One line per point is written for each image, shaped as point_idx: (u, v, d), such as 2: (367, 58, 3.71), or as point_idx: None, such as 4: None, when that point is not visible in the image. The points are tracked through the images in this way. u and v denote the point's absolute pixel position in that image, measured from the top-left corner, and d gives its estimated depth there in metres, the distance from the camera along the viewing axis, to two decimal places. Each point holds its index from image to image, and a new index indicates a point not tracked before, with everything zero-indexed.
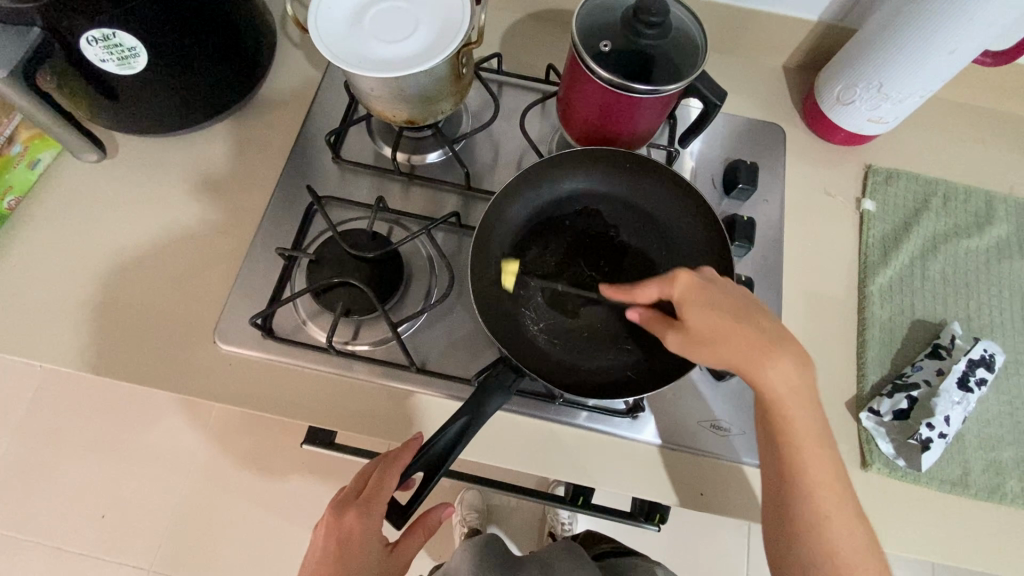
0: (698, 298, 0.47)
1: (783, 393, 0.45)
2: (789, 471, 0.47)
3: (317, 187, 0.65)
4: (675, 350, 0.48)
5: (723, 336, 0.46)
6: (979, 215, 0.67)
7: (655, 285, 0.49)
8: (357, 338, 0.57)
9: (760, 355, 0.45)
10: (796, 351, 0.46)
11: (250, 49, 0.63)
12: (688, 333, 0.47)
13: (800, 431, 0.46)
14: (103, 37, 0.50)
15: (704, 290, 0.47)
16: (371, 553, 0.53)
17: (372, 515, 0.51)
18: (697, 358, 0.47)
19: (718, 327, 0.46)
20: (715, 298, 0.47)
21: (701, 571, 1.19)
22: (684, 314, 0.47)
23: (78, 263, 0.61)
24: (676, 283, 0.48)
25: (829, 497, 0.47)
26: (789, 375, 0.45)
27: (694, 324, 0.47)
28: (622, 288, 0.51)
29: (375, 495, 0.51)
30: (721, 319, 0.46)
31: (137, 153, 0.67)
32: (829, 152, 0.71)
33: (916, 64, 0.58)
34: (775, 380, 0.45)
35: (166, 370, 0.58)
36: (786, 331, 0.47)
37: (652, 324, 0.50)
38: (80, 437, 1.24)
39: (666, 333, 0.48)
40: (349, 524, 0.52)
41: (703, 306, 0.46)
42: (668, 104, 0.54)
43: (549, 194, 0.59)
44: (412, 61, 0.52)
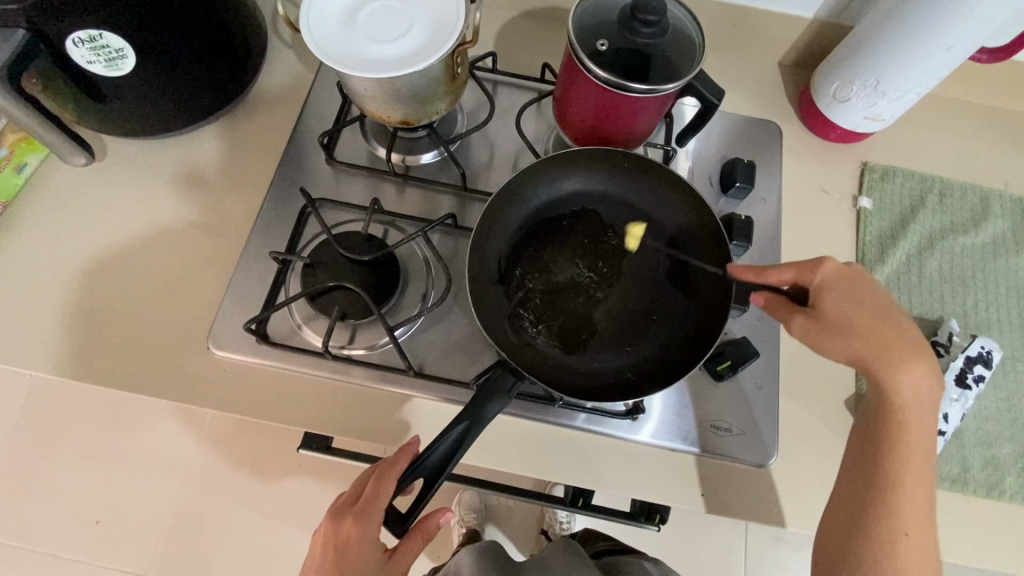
0: (839, 288, 0.48)
1: (907, 400, 0.46)
2: (885, 489, 0.47)
3: (311, 189, 0.64)
4: (799, 334, 0.48)
5: (859, 327, 0.46)
6: (976, 212, 0.67)
7: (795, 267, 0.49)
8: (354, 341, 0.57)
9: (889, 355, 0.45)
10: (928, 357, 0.47)
11: (240, 49, 0.62)
12: (822, 317, 0.47)
13: (914, 447, 0.47)
14: (90, 38, 0.49)
15: (849, 281, 0.48)
16: (370, 559, 0.52)
17: (369, 521, 0.50)
18: (826, 348, 0.47)
19: (853, 317, 0.46)
20: (859, 292, 0.47)
21: (700, 568, 1.20)
22: (819, 301, 0.48)
23: (66, 269, 0.60)
24: (820, 269, 0.48)
25: (915, 514, 0.47)
26: (919, 381, 0.46)
27: (828, 312, 0.47)
28: (752, 267, 0.51)
29: (372, 502, 0.50)
30: (857, 311, 0.46)
31: (127, 156, 0.65)
32: (825, 150, 0.71)
33: (914, 61, 0.58)
34: (905, 384, 0.46)
35: (159, 376, 0.57)
36: (922, 340, 0.47)
37: (775, 308, 0.50)
38: (72, 443, 1.22)
39: (792, 316, 0.48)
40: (346, 531, 0.51)
41: (844, 296, 0.47)
42: (666, 103, 0.54)
43: (547, 194, 0.59)
44: (407, 62, 0.51)
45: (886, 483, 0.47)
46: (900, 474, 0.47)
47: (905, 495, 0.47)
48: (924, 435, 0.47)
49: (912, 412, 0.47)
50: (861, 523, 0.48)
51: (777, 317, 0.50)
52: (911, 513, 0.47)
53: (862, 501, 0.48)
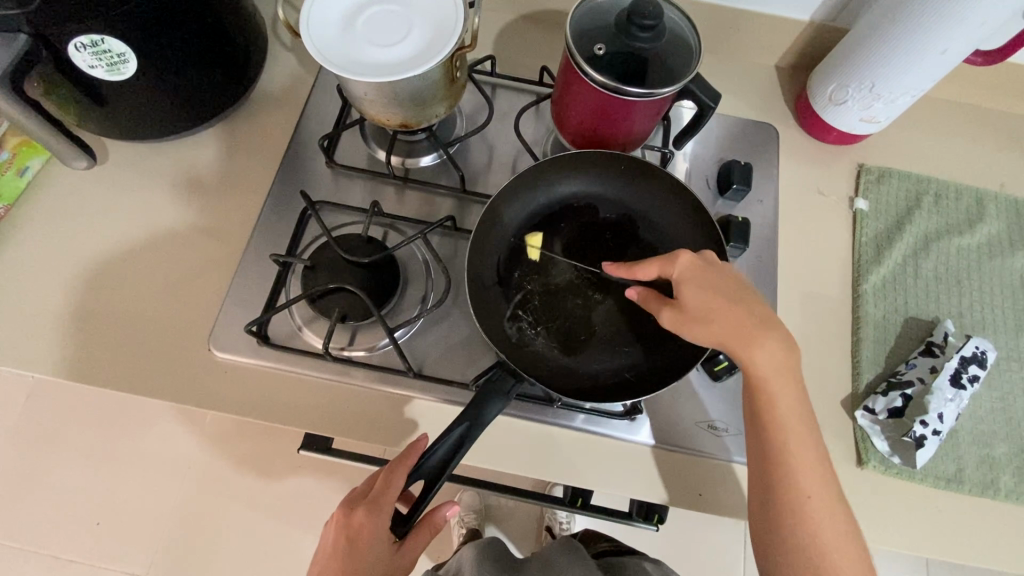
0: (697, 277, 0.50)
1: (767, 371, 0.47)
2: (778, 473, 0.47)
3: (311, 191, 0.64)
4: (668, 326, 0.50)
5: (718, 313, 0.48)
6: (970, 213, 0.67)
7: (657, 262, 0.51)
8: (354, 343, 0.57)
9: (746, 336, 0.47)
10: (779, 332, 0.48)
11: (241, 53, 0.62)
12: (683, 310, 0.49)
13: (790, 419, 0.48)
14: (92, 43, 0.50)
15: (703, 271, 0.50)
16: (380, 554, 0.51)
17: (381, 513, 0.51)
18: (693, 336, 0.49)
19: (710, 304, 0.49)
20: (711, 281, 0.50)
21: (700, 568, 1.20)
22: (680, 293, 0.50)
23: (69, 271, 0.60)
24: (677, 262, 0.50)
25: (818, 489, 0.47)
26: (775, 355, 0.48)
27: (690, 303, 0.49)
28: (621, 264, 0.53)
29: (383, 495, 0.51)
30: (711, 298, 0.49)
31: (128, 159, 0.66)
32: (822, 152, 0.71)
33: (910, 64, 0.58)
34: (762, 357, 0.47)
35: (161, 378, 0.57)
36: (775, 317, 0.49)
37: (650, 301, 0.52)
38: (73, 445, 1.22)
39: (661, 310, 0.50)
40: (358, 524, 0.51)
41: (700, 285, 0.49)
42: (662, 106, 0.54)
43: (545, 197, 0.59)
44: (406, 66, 0.52)
45: (789, 462, 0.47)
46: (783, 442, 0.47)
47: (802, 471, 0.47)
48: (794, 402, 0.48)
49: (773, 380, 0.48)
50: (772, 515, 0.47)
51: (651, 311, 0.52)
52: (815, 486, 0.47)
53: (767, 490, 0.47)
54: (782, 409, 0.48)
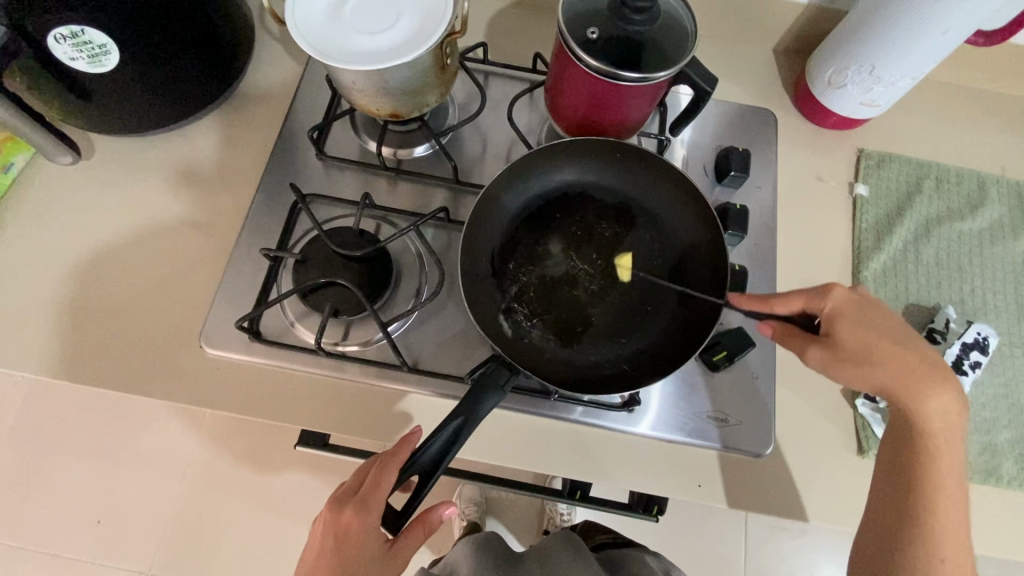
0: (849, 315, 0.48)
1: (938, 421, 0.47)
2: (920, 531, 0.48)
3: (302, 184, 0.63)
4: (816, 364, 0.49)
5: (883, 357, 0.47)
6: (972, 198, 0.66)
7: (802, 297, 0.49)
8: (347, 338, 0.56)
9: (920, 380, 0.46)
10: (956, 383, 0.47)
11: (228, 43, 0.61)
12: (837, 347, 0.48)
13: (945, 468, 0.48)
14: (72, 34, 0.49)
15: (858, 307, 0.48)
16: (367, 552, 0.51)
17: (370, 513, 0.50)
18: (846, 374, 0.48)
19: (870, 345, 0.47)
20: (869, 318, 0.48)
21: (700, 557, 1.21)
22: (832, 329, 0.48)
23: (58, 269, 0.59)
24: (829, 297, 0.49)
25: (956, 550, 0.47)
26: (949, 407, 0.47)
27: (844, 342, 0.48)
28: (755, 297, 0.51)
29: (371, 495, 0.50)
30: (872, 338, 0.47)
31: (115, 153, 0.65)
32: (821, 137, 0.70)
33: (909, 46, 0.57)
34: (935, 410, 0.47)
35: (152, 376, 0.56)
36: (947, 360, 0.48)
37: (786, 338, 0.50)
38: (72, 444, 1.22)
39: (808, 346, 0.49)
40: (347, 521, 0.51)
41: (857, 324, 0.48)
42: (658, 91, 0.53)
43: (539, 186, 0.58)
44: (394, 53, 0.50)
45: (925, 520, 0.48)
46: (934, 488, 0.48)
47: (940, 519, 0.48)
48: (953, 465, 0.48)
49: (939, 438, 0.47)
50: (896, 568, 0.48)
51: (789, 346, 0.50)
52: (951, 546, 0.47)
53: (897, 539, 0.49)
54: (951, 457, 0.48)
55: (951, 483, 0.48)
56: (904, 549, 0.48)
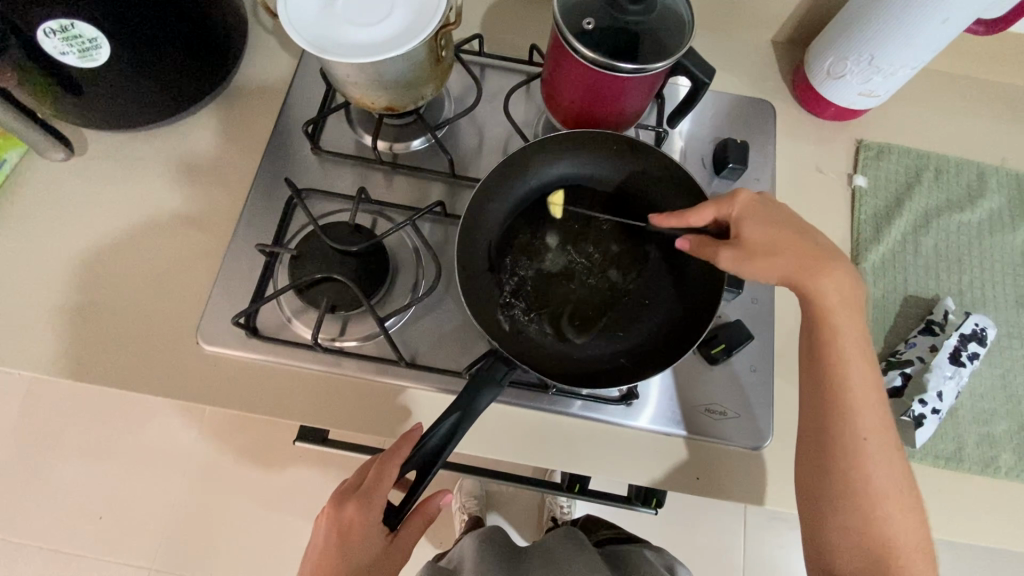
0: (755, 214, 0.50)
1: (834, 302, 0.49)
2: (851, 457, 0.48)
3: (297, 178, 0.63)
4: (732, 266, 0.50)
5: (784, 247, 0.49)
6: (971, 189, 0.66)
7: (712, 206, 0.51)
8: (345, 333, 0.56)
9: (814, 264, 0.49)
10: (844, 263, 0.50)
11: (221, 36, 0.60)
12: (746, 246, 0.50)
13: (849, 345, 0.49)
14: (61, 28, 0.48)
15: (760, 208, 0.51)
16: (370, 546, 0.51)
17: (373, 507, 0.50)
18: (754, 272, 0.50)
19: (772, 239, 0.49)
20: (770, 215, 0.51)
21: (701, 548, 1.21)
22: (740, 231, 0.50)
23: (52, 266, 0.59)
24: (735, 200, 0.51)
25: (874, 428, 0.49)
26: (841, 285, 0.49)
27: (752, 238, 0.50)
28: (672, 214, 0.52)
29: (374, 488, 0.50)
30: (776, 232, 0.50)
31: (109, 149, 0.64)
32: (821, 128, 0.69)
33: (909, 36, 0.56)
34: (827, 288, 0.48)
35: (150, 372, 0.56)
36: (833, 246, 0.51)
37: (702, 247, 0.51)
38: (73, 441, 1.22)
39: (721, 250, 0.50)
40: (349, 517, 0.51)
41: (760, 221, 0.50)
42: (656, 82, 0.53)
43: (536, 179, 0.58)
44: (388, 45, 0.50)
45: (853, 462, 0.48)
46: (848, 362, 0.49)
47: (859, 391, 0.49)
48: (858, 342, 0.49)
49: (841, 317, 0.49)
50: (837, 455, 0.49)
51: (704, 257, 0.51)
52: (873, 429, 0.49)
53: (826, 425, 0.49)
54: (855, 329, 0.50)
55: (857, 351, 0.49)
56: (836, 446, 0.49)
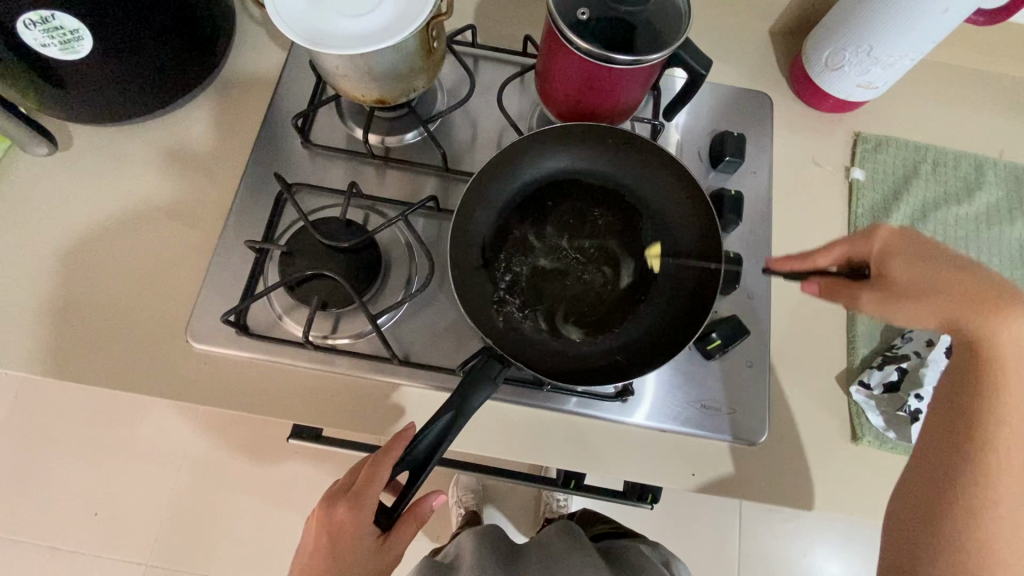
0: (901, 250, 0.46)
1: (1010, 352, 0.43)
2: (967, 515, 0.43)
3: (287, 173, 0.62)
4: (873, 308, 0.48)
5: (941, 287, 0.44)
6: (969, 181, 0.66)
7: (843, 245, 0.49)
8: (337, 331, 0.55)
9: (980, 308, 0.43)
10: None
11: (208, 28, 0.59)
12: (889, 288, 0.47)
13: (1017, 407, 0.42)
14: (42, 19, 0.47)
15: (910, 241, 0.47)
16: (362, 547, 0.51)
17: (364, 508, 0.50)
18: (906, 315, 0.46)
19: (927, 278, 0.45)
20: (921, 250, 0.46)
21: (696, 541, 1.22)
22: (886, 268, 0.47)
23: (37, 263, 0.58)
24: (874, 236, 0.48)
25: (1012, 496, 0.42)
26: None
27: (901, 280, 0.46)
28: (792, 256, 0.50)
29: (364, 491, 0.49)
30: (934, 268, 0.45)
31: (94, 143, 0.63)
32: (817, 121, 0.69)
33: (908, 26, 0.55)
34: (1008, 336, 0.42)
35: (139, 371, 0.55)
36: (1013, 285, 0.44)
37: (836, 290, 0.50)
38: (67, 437, 1.22)
39: (861, 291, 0.48)
40: (339, 518, 0.50)
41: (910, 258, 0.46)
42: (652, 73, 0.52)
43: (530, 174, 0.57)
44: (377, 36, 0.49)
45: (970, 506, 0.43)
46: (1003, 419, 0.43)
47: (1006, 458, 0.42)
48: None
49: (1015, 367, 0.43)
50: (942, 508, 0.44)
51: (841, 299, 0.50)
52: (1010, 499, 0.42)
53: (946, 476, 0.44)
54: None
55: (1023, 409, 0.42)
56: (950, 494, 0.44)
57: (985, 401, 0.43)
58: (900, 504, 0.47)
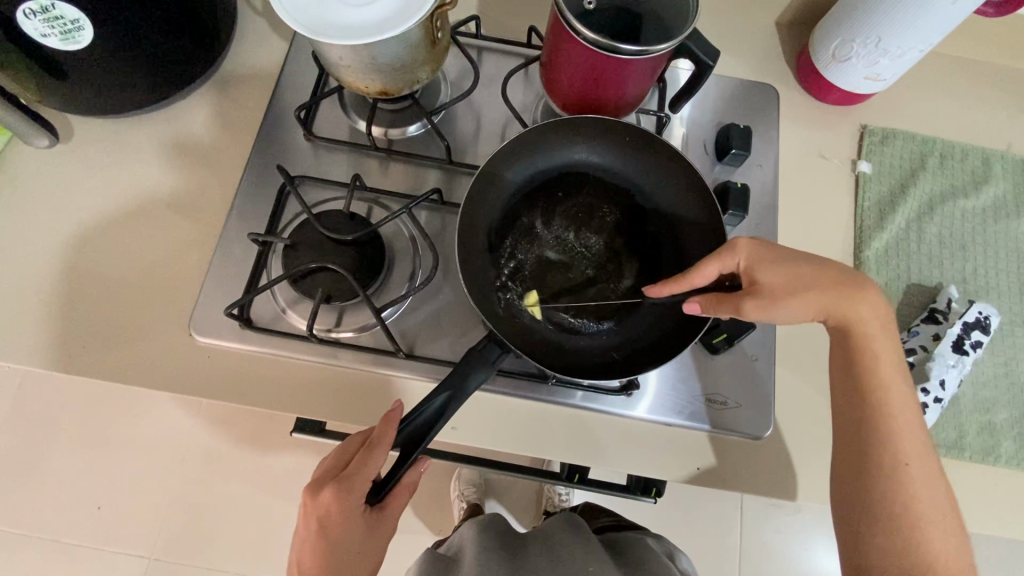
0: (764, 259, 0.49)
1: (870, 327, 0.49)
2: (891, 483, 0.48)
3: (290, 165, 0.61)
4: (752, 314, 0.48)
5: (804, 282, 0.48)
6: (976, 174, 0.65)
7: (715, 263, 0.49)
8: (340, 324, 0.55)
9: (840, 292, 0.49)
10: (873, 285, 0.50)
11: (210, 19, 0.58)
12: (765, 293, 0.48)
13: (890, 376, 0.49)
14: (41, 9, 0.47)
15: (767, 250, 0.49)
16: (354, 527, 0.51)
17: (354, 489, 0.50)
18: (777, 316, 0.48)
19: (788, 280, 0.48)
20: (780, 255, 0.49)
21: (697, 535, 1.22)
22: (756, 277, 0.49)
23: (39, 256, 0.57)
24: (736, 249, 0.49)
25: (915, 454, 0.48)
26: (874, 309, 0.49)
27: (770, 284, 0.48)
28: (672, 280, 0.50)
29: (357, 471, 0.49)
30: (792, 269, 0.49)
31: (94, 135, 0.62)
32: (824, 113, 0.68)
33: (918, 17, 0.55)
34: (864, 312, 0.49)
35: (142, 365, 0.55)
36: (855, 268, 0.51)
37: (720, 305, 0.49)
38: (69, 431, 1.22)
39: (743, 301, 0.48)
40: (325, 504, 0.50)
41: (773, 264, 0.49)
42: (658, 65, 0.51)
43: (538, 164, 0.57)
44: (380, 27, 0.48)
45: (891, 485, 0.48)
46: (882, 391, 0.49)
47: (899, 425, 0.49)
48: (896, 370, 0.50)
49: (878, 340, 0.50)
50: (872, 483, 0.48)
51: (725, 313, 0.49)
52: (914, 457, 0.48)
53: (867, 454, 0.49)
54: (892, 352, 0.50)
55: (897, 376, 0.50)
56: (877, 470, 0.48)
57: (870, 377, 0.49)
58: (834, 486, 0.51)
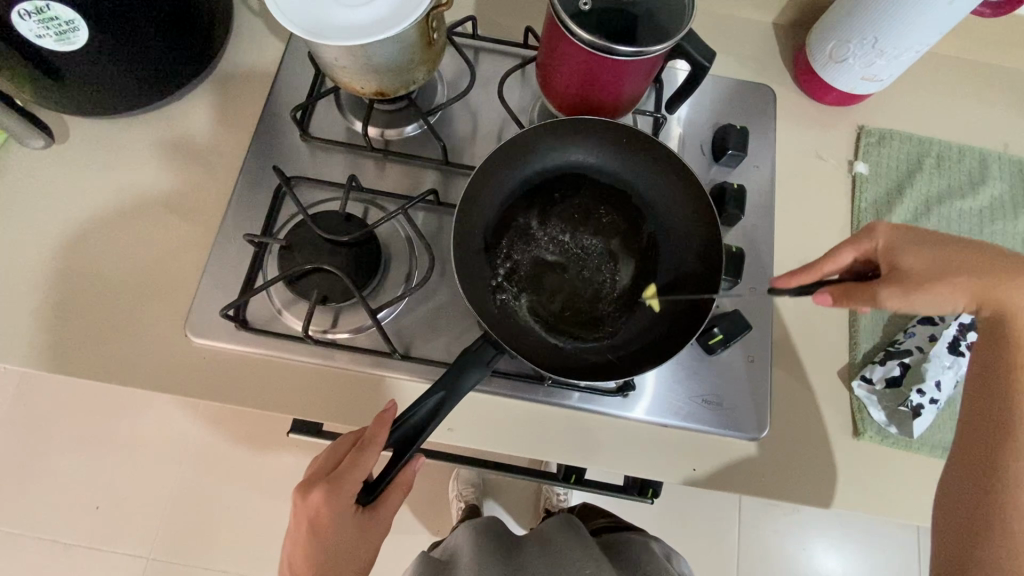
0: (907, 242, 0.45)
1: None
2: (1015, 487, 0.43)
3: (286, 166, 0.61)
4: (897, 300, 0.44)
5: (959, 265, 0.44)
6: (973, 175, 0.65)
7: (851, 247, 0.47)
8: (336, 325, 0.55)
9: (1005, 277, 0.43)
10: None
11: (206, 19, 0.58)
12: (907, 278, 0.44)
13: None
14: (37, 10, 0.46)
15: (911, 235, 0.46)
16: (344, 528, 0.50)
17: (343, 490, 0.50)
18: (922, 305, 0.44)
19: (934, 264, 0.44)
20: (925, 240, 0.45)
21: (695, 534, 1.22)
22: (897, 261, 0.45)
23: (35, 258, 0.57)
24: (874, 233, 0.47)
25: None
26: None
27: (913, 269, 0.44)
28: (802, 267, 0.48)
29: (347, 472, 0.49)
30: (941, 253, 0.44)
31: (90, 135, 0.62)
32: (821, 114, 0.68)
33: (914, 18, 0.54)
34: None
35: (138, 366, 0.55)
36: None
37: (852, 289, 0.45)
38: (67, 431, 1.22)
39: (882, 284, 0.44)
40: (315, 505, 0.50)
41: (918, 249, 0.45)
42: (654, 66, 0.51)
43: (534, 165, 0.56)
44: (376, 27, 0.48)
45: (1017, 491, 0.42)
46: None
47: None
48: None
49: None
50: (990, 487, 0.43)
51: (860, 299, 0.44)
52: None
53: (985, 455, 0.44)
54: None
55: None
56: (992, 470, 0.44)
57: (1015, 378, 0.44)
58: (951, 490, 0.46)
